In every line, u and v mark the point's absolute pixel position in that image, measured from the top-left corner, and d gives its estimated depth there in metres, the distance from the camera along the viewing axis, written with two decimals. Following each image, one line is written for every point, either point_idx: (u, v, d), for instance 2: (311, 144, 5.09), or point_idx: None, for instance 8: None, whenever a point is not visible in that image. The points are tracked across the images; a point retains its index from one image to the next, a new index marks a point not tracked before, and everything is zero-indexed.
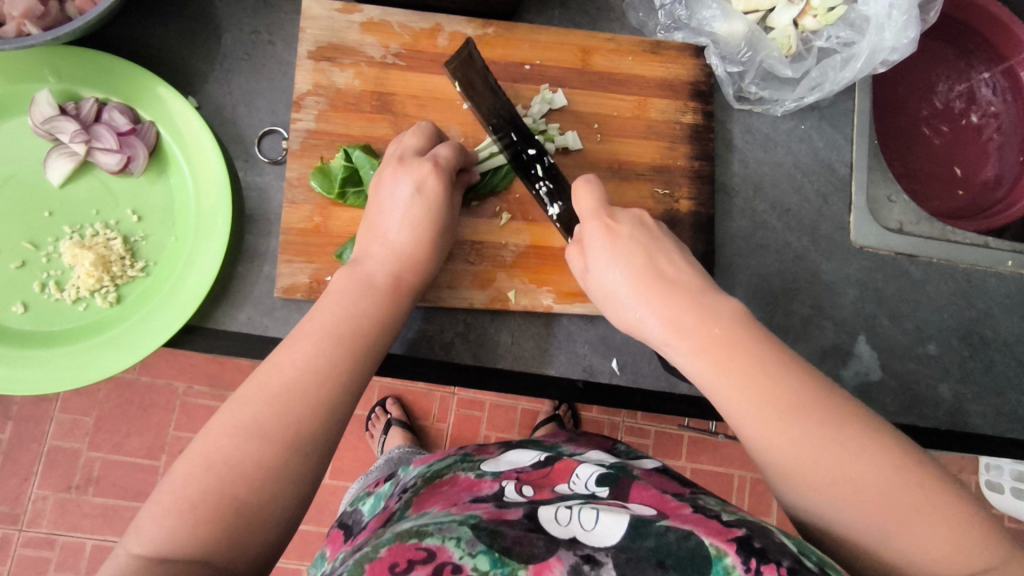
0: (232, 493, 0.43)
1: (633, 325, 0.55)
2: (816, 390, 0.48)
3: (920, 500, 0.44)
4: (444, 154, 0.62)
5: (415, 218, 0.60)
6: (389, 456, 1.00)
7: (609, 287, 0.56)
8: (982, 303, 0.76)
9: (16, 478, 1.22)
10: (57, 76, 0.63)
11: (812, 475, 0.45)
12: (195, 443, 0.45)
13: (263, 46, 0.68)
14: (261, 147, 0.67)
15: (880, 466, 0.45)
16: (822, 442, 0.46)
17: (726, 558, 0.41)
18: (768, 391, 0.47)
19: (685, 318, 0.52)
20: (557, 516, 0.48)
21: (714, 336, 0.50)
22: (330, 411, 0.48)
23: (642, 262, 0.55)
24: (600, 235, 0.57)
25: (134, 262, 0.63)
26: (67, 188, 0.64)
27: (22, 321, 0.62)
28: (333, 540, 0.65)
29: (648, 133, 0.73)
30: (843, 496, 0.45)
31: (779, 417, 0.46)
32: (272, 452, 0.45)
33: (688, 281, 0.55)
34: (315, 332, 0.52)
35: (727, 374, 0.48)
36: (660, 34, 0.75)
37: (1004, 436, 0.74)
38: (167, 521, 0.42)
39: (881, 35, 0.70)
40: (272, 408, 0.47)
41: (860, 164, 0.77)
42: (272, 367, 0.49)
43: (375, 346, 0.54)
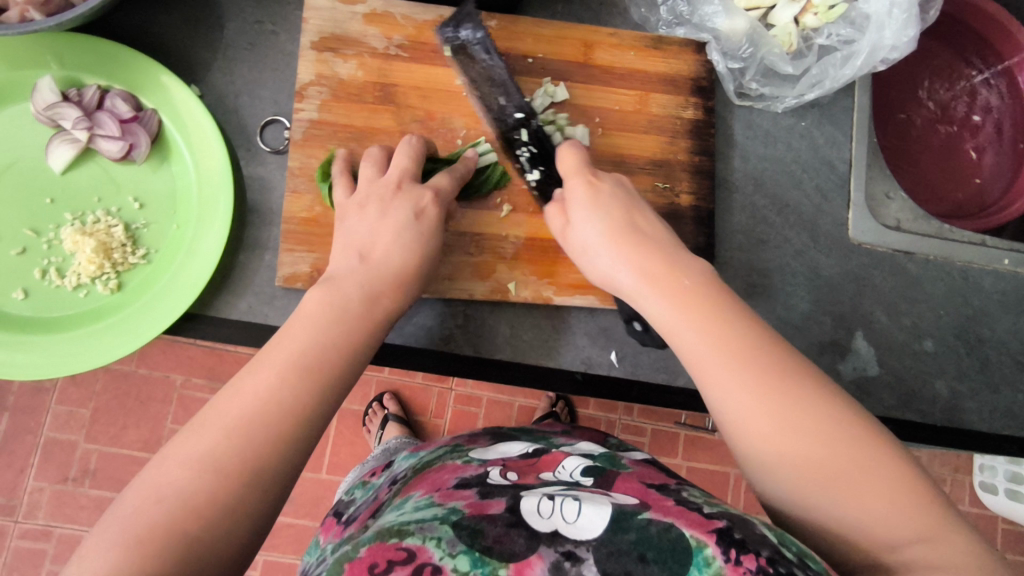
0: (182, 527, 0.42)
1: (605, 277, 0.58)
2: (777, 348, 0.49)
3: (865, 457, 0.44)
4: (443, 183, 0.64)
5: (404, 241, 0.61)
6: (385, 446, 1.01)
7: (584, 241, 0.59)
8: (978, 300, 0.77)
9: (12, 469, 1.21)
10: (58, 61, 0.63)
11: (759, 418, 0.46)
12: (147, 477, 0.45)
13: (266, 36, 0.69)
14: (263, 136, 0.67)
15: (824, 425, 0.45)
16: (775, 389, 0.47)
17: (706, 549, 0.42)
18: (727, 337, 0.49)
19: (653, 269, 0.55)
20: (540, 507, 0.48)
21: (681, 288, 0.53)
22: (303, 421, 0.49)
23: (619, 218, 0.59)
24: (582, 191, 0.60)
25: (135, 249, 0.63)
26: (69, 174, 0.64)
27: (22, 308, 0.62)
28: (326, 528, 0.66)
29: (649, 127, 0.74)
30: (781, 443, 0.45)
31: (736, 362, 0.48)
32: (226, 484, 0.44)
33: (660, 241, 0.58)
34: (276, 359, 0.51)
35: (689, 319, 0.51)
36: (662, 29, 0.75)
37: (998, 433, 0.74)
38: (113, 553, 0.40)
39: (881, 33, 0.71)
40: (229, 439, 0.46)
41: (859, 161, 0.77)
42: (231, 396, 0.49)
43: (362, 346, 0.54)
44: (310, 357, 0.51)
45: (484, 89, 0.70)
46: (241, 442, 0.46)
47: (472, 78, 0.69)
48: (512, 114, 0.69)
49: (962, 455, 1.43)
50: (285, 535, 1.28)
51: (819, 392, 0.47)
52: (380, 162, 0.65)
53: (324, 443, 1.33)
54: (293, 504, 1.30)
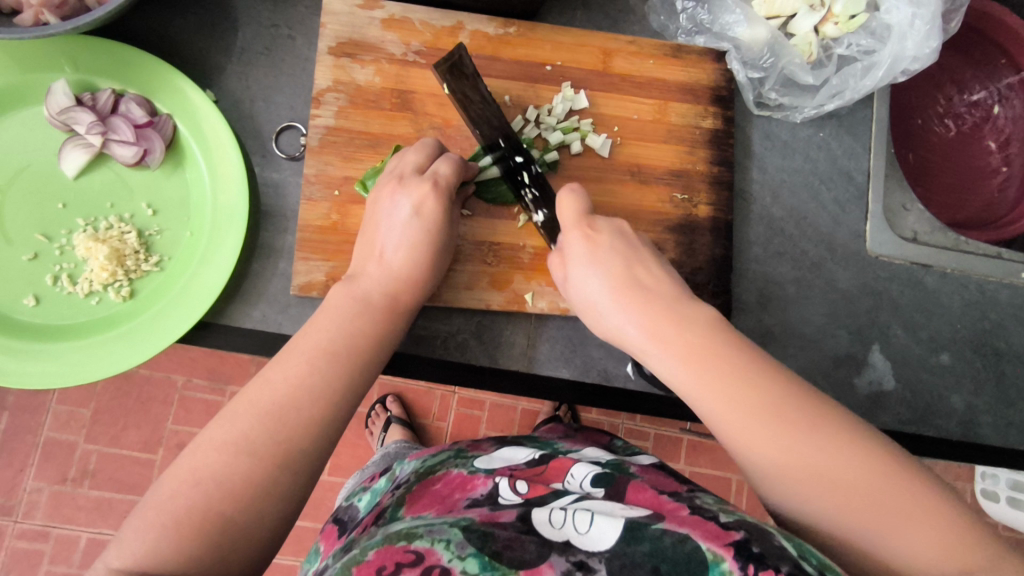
0: (217, 510, 0.42)
1: (613, 333, 0.56)
2: (788, 395, 0.47)
3: (909, 506, 0.43)
4: (443, 173, 0.61)
5: (414, 240, 0.59)
6: (384, 451, 1.01)
7: (588, 295, 0.57)
8: (995, 314, 0.76)
9: (11, 469, 1.20)
10: (74, 66, 0.63)
11: (796, 481, 0.45)
12: (183, 457, 0.45)
13: (282, 41, 0.68)
14: (278, 142, 0.66)
15: (863, 477, 0.44)
16: (809, 451, 0.45)
17: (723, 563, 0.41)
18: (748, 401, 0.47)
19: (662, 325, 0.52)
20: (551, 518, 0.48)
21: (691, 345, 0.50)
22: (331, 413, 0.48)
23: (621, 270, 0.56)
24: (581, 244, 0.58)
25: (148, 256, 0.62)
26: (82, 179, 0.63)
27: (32, 315, 0.61)
28: (327, 536, 0.65)
29: (667, 137, 0.73)
30: (830, 504, 0.44)
31: (757, 427, 0.46)
32: (260, 470, 0.44)
33: (666, 290, 0.55)
34: (310, 349, 0.50)
35: (706, 384, 0.48)
36: (681, 38, 0.75)
37: (1012, 448, 0.74)
38: (150, 535, 0.41)
39: (903, 44, 0.70)
40: (262, 424, 0.46)
41: (878, 173, 0.77)
42: (264, 381, 0.48)
43: (375, 356, 0.53)
44: (335, 357, 0.50)
45: (483, 129, 0.67)
46: (273, 431, 0.46)
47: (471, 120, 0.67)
48: (512, 158, 0.67)
49: (963, 464, 1.43)
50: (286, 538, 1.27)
51: (850, 441, 0.45)
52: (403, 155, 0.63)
53: None
54: None
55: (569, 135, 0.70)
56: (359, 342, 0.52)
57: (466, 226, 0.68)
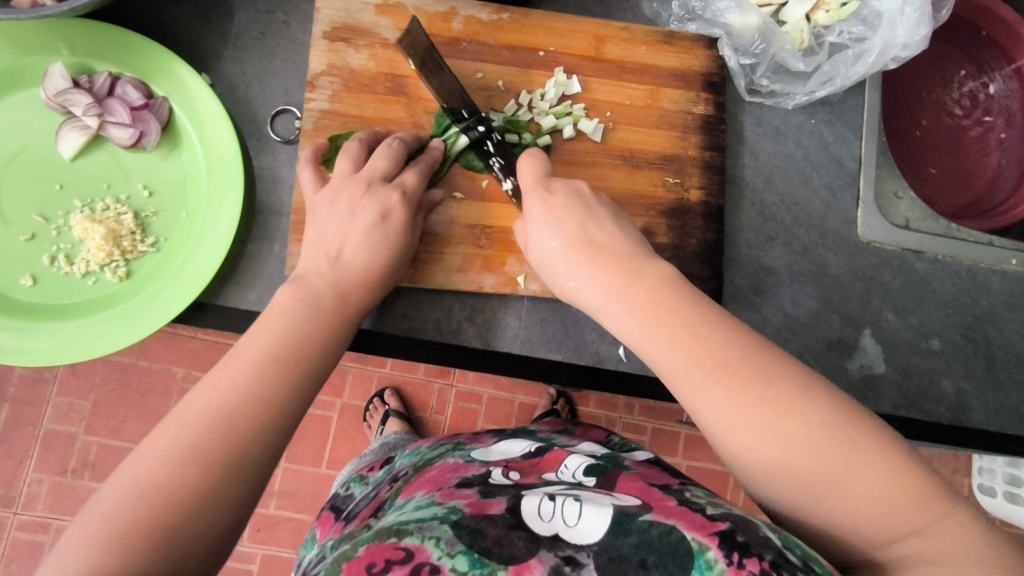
0: (164, 518, 0.41)
1: (572, 292, 0.57)
2: (739, 347, 0.47)
3: (849, 456, 0.43)
4: (410, 184, 0.63)
5: (377, 243, 0.60)
6: (382, 441, 1.02)
7: (547, 255, 0.58)
8: (986, 299, 0.77)
9: (11, 460, 1.21)
10: (71, 49, 0.63)
11: (738, 429, 0.45)
12: (123, 468, 0.43)
13: (278, 26, 0.68)
14: (273, 126, 0.67)
15: (809, 427, 0.44)
16: (751, 395, 0.45)
17: (708, 552, 0.41)
18: (700, 352, 0.47)
19: (617, 283, 0.53)
20: (540, 509, 0.47)
21: (644, 297, 0.51)
22: (279, 416, 0.48)
23: (576, 228, 0.57)
24: (539, 206, 0.59)
25: (144, 237, 0.63)
26: (79, 161, 0.64)
27: (30, 295, 0.62)
28: (323, 523, 0.66)
29: (660, 122, 0.73)
30: (765, 450, 0.44)
31: (705, 376, 0.46)
32: (207, 475, 0.44)
33: (622, 249, 0.56)
34: (255, 352, 0.50)
35: (656, 335, 0.50)
36: (673, 25, 0.75)
37: (1003, 431, 0.74)
38: (93, 550, 0.39)
39: (893, 32, 0.71)
40: (210, 430, 0.45)
41: (869, 160, 0.77)
42: (209, 387, 0.48)
43: (328, 353, 0.54)
44: (284, 359, 0.50)
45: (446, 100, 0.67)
46: (219, 435, 0.45)
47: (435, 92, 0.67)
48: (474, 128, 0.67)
49: (960, 458, 1.43)
50: (284, 529, 1.28)
51: (793, 387, 0.45)
52: (357, 156, 0.64)
53: (324, 439, 1.33)
54: (293, 500, 1.30)
55: (562, 119, 0.71)
56: (315, 341, 0.53)
57: (458, 208, 0.69)
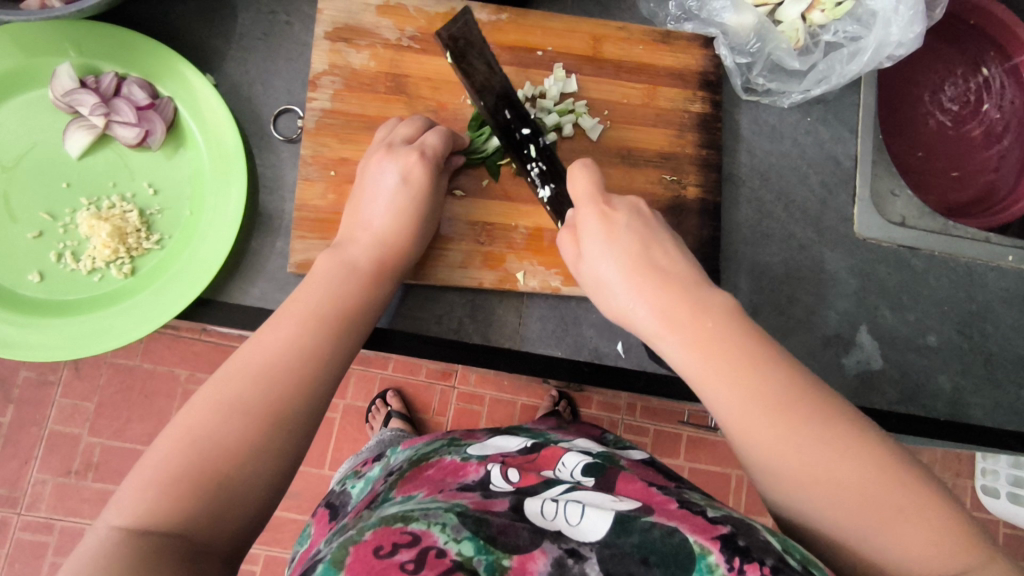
0: (214, 467, 0.43)
1: (623, 314, 0.56)
2: (793, 389, 0.48)
3: (901, 501, 0.43)
4: (430, 143, 0.64)
5: (399, 206, 0.62)
6: (379, 438, 1.01)
7: (600, 275, 0.58)
8: (982, 296, 0.77)
9: (16, 461, 1.22)
10: (77, 50, 0.64)
11: (789, 463, 0.46)
12: (175, 421, 0.45)
13: (280, 27, 0.70)
14: (276, 125, 0.68)
15: (861, 471, 0.45)
16: (808, 436, 0.46)
17: (710, 556, 0.42)
18: (759, 391, 0.48)
19: (674, 308, 0.53)
20: (543, 510, 0.48)
21: (701, 330, 0.51)
22: (323, 369, 0.50)
23: (635, 250, 0.57)
24: (596, 221, 0.59)
25: (149, 235, 0.64)
26: (85, 159, 0.65)
27: (36, 291, 0.63)
28: (318, 519, 0.66)
29: (657, 120, 0.74)
30: (817, 490, 0.45)
31: (764, 416, 0.47)
32: (255, 427, 0.45)
33: (681, 274, 0.56)
34: (300, 311, 0.52)
35: (717, 371, 0.49)
36: (670, 25, 0.76)
37: (1001, 427, 0.74)
38: (147, 494, 0.41)
39: (888, 30, 0.71)
40: (256, 385, 0.47)
41: (864, 157, 0.78)
42: (255, 343, 0.50)
43: (363, 321, 0.55)
44: (324, 317, 0.52)
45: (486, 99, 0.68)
46: (265, 389, 0.47)
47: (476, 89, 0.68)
48: (518, 129, 0.69)
49: (963, 460, 1.43)
50: (287, 530, 1.29)
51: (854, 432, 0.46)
52: (393, 127, 0.67)
53: (326, 439, 1.34)
54: (295, 500, 1.30)
55: (564, 117, 0.72)
56: (352, 303, 0.55)
57: (458, 205, 0.70)
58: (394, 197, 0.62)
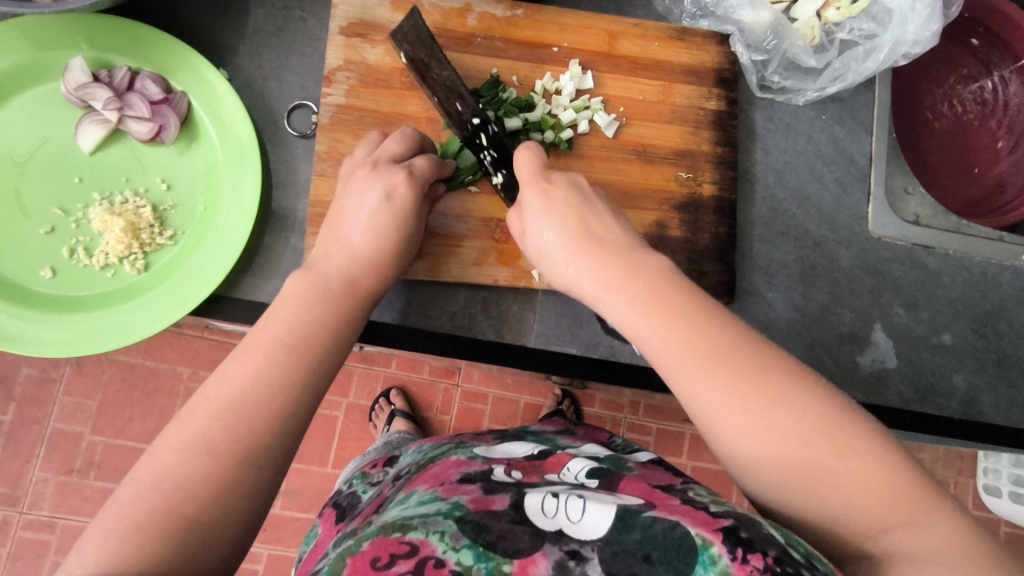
0: (179, 510, 0.42)
1: (569, 283, 0.54)
2: (733, 338, 0.47)
3: (841, 447, 0.42)
4: (418, 165, 0.61)
5: (380, 225, 0.58)
6: (387, 439, 1.01)
7: (544, 246, 0.55)
8: (996, 295, 0.77)
9: (17, 459, 1.21)
10: (90, 44, 0.64)
11: (734, 419, 0.44)
12: (139, 464, 0.44)
13: (294, 22, 0.69)
14: (291, 121, 0.68)
15: (800, 419, 0.43)
16: (743, 391, 0.45)
17: (712, 547, 0.41)
18: (692, 343, 0.47)
19: (614, 272, 0.51)
20: (543, 506, 0.47)
21: (643, 289, 0.50)
22: (292, 403, 0.48)
23: (575, 222, 0.55)
24: (538, 200, 0.56)
25: (162, 230, 0.64)
26: (98, 154, 0.64)
27: (49, 286, 0.62)
28: (325, 519, 0.65)
29: (672, 117, 0.74)
30: (757, 441, 0.44)
31: (703, 370, 0.46)
32: (221, 467, 0.44)
33: (618, 240, 0.54)
34: (269, 343, 0.50)
35: (654, 327, 0.48)
36: (686, 21, 0.76)
37: (1014, 425, 0.74)
38: (110, 541, 0.40)
39: (904, 28, 0.71)
40: (220, 423, 0.45)
41: (879, 155, 0.78)
42: (220, 380, 0.48)
43: (341, 341, 0.54)
44: (293, 346, 0.50)
45: (439, 92, 0.66)
46: (229, 428, 0.45)
47: (428, 83, 0.66)
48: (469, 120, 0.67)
49: (965, 459, 1.43)
50: (290, 528, 1.28)
51: (797, 379, 0.45)
52: (375, 144, 0.64)
53: (330, 437, 1.33)
54: (298, 499, 1.30)
55: (581, 113, 0.71)
56: (320, 330, 0.52)
57: (475, 201, 0.69)
58: (375, 215, 0.58)
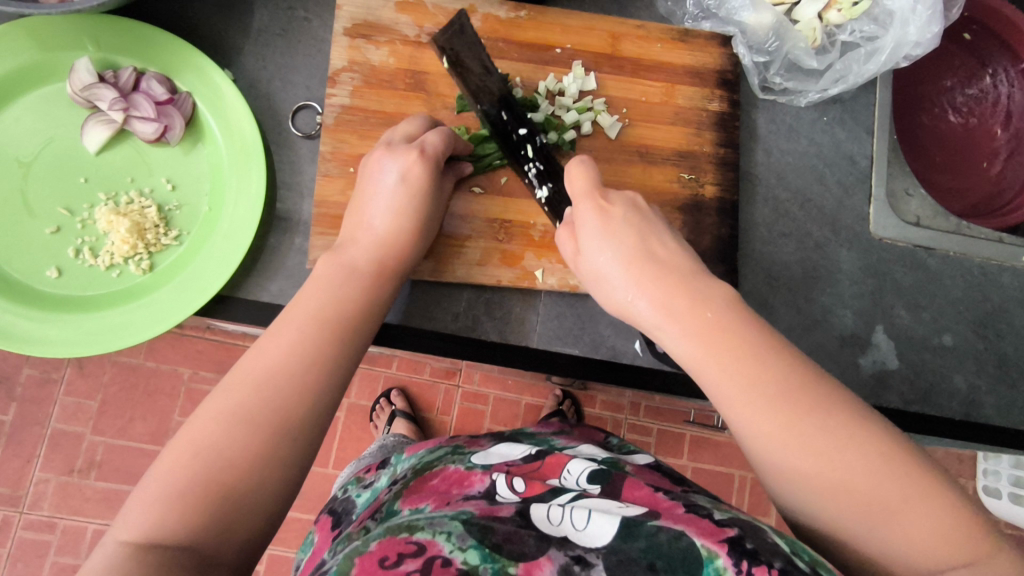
0: (220, 479, 0.42)
1: (623, 308, 0.54)
2: (796, 376, 0.46)
3: (910, 490, 0.42)
4: (431, 143, 0.62)
5: (400, 206, 0.59)
6: (382, 443, 1.01)
7: (600, 270, 0.56)
8: (997, 296, 0.77)
9: (19, 460, 1.21)
10: (96, 45, 0.64)
11: (799, 460, 0.44)
12: (179, 433, 0.44)
13: (299, 23, 0.69)
14: (295, 121, 0.68)
15: (871, 460, 0.43)
16: (810, 431, 0.44)
17: (717, 559, 0.42)
18: (759, 382, 0.46)
19: (676, 303, 0.51)
20: (549, 515, 0.48)
21: (705, 323, 0.49)
22: (322, 378, 0.48)
23: (634, 247, 0.55)
24: (593, 216, 0.57)
25: (167, 230, 0.64)
26: (103, 155, 0.65)
27: (54, 286, 0.63)
28: (321, 527, 0.65)
29: (675, 119, 0.74)
30: (825, 483, 0.43)
31: (769, 410, 0.45)
32: (259, 437, 0.44)
33: (680, 264, 0.54)
34: (302, 321, 0.50)
35: (719, 364, 0.47)
36: (688, 23, 0.76)
37: (1016, 426, 0.74)
38: (154, 508, 0.40)
39: (906, 29, 0.71)
40: (258, 393, 0.45)
41: (881, 157, 0.78)
42: (256, 353, 0.48)
43: (367, 319, 0.54)
44: (326, 323, 0.50)
45: (483, 101, 0.67)
46: (268, 398, 0.45)
47: (470, 90, 0.67)
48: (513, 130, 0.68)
49: (965, 460, 1.43)
50: (291, 529, 1.28)
51: (863, 420, 0.45)
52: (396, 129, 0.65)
53: (331, 438, 1.33)
54: (300, 499, 1.30)
55: (583, 115, 0.72)
56: (348, 310, 0.52)
57: (479, 202, 0.70)
58: (393, 197, 0.59)
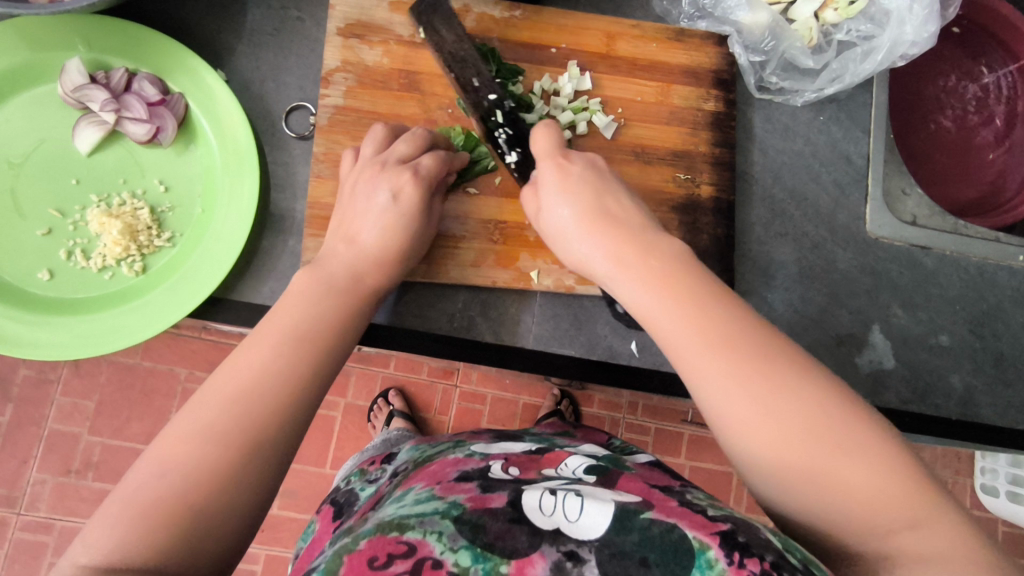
0: (185, 499, 0.41)
1: (583, 261, 0.58)
2: (745, 328, 0.47)
3: (849, 442, 0.42)
4: (425, 165, 0.63)
5: (389, 226, 0.60)
6: (384, 438, 1.00)
7: (559, 225, 0.59)
8: (994, 296, 0.77)
9: (15, 460, 1.21)
10: (87, 45, 0.64)
11: (739, 407, 0.44)
12: (149, 454, 0.44)
13: (292, 23, 0.69)
14: (288, 122, 0.68)
15: (811, 411, 0.43)
16: (753, 379, 0.45)
17: (709, 551, 0.41)
18: (705, 328, 0.47)
19: (631, 258, 0.54)
20: (541, 504, 0.47)
21: (658, 273, 0.52)
22: (296, 399, 0.48)
23: (589, 202, 0.58)
24: (552, 172, 0.60)
25: (160, 233, 0.64)
26: (95, 156, 0.64)
27: (46, 288, 0.62)
28: (323, 516, 0.65)
29: (670, 119, 0.74)
30: (765, 431, 0.43)
31: (714, 355, 0.46)
32: (227, 456, 0.44)
33: (633, 221, 0.57)
34: (273, 341, 0.50)
35: (667, 307, 0.50)
36: (683, 23, 0.76)
37: (1012, 426, 0.74)
38: (118, 527, 0.40)
39: (902, 29, 0.71)
40: (228, 412, 0.46)
41: (877, 156, 0.78)
42: (228, 373, 0.48)
43: (343, 341, 0.54)
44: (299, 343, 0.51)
45: (456, 69, 0.68)
46: (238, 417, 0.46)
47: (445, 59, 0.68)
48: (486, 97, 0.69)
49: (962, 458, 1.43)
50: (288, 529, 1.28)
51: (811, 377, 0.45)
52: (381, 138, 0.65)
53: (328, 438, 1.33)
54: (297, 499, 1.30)
55: (579, 115, 0.72)
56: (327, 328, 0.53)
57: (473, 203, 0.69)
58: (383, 217, 0.60)
